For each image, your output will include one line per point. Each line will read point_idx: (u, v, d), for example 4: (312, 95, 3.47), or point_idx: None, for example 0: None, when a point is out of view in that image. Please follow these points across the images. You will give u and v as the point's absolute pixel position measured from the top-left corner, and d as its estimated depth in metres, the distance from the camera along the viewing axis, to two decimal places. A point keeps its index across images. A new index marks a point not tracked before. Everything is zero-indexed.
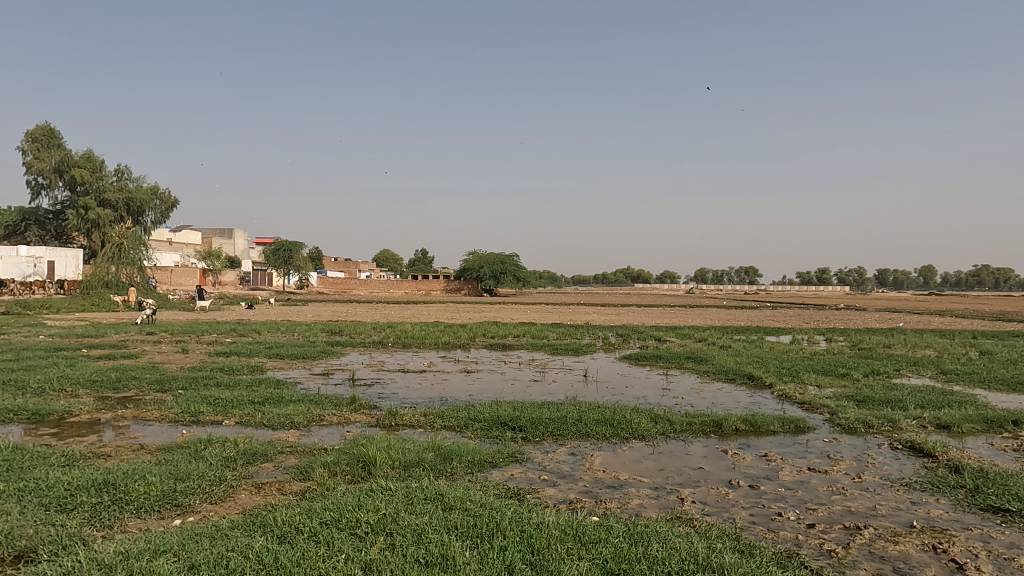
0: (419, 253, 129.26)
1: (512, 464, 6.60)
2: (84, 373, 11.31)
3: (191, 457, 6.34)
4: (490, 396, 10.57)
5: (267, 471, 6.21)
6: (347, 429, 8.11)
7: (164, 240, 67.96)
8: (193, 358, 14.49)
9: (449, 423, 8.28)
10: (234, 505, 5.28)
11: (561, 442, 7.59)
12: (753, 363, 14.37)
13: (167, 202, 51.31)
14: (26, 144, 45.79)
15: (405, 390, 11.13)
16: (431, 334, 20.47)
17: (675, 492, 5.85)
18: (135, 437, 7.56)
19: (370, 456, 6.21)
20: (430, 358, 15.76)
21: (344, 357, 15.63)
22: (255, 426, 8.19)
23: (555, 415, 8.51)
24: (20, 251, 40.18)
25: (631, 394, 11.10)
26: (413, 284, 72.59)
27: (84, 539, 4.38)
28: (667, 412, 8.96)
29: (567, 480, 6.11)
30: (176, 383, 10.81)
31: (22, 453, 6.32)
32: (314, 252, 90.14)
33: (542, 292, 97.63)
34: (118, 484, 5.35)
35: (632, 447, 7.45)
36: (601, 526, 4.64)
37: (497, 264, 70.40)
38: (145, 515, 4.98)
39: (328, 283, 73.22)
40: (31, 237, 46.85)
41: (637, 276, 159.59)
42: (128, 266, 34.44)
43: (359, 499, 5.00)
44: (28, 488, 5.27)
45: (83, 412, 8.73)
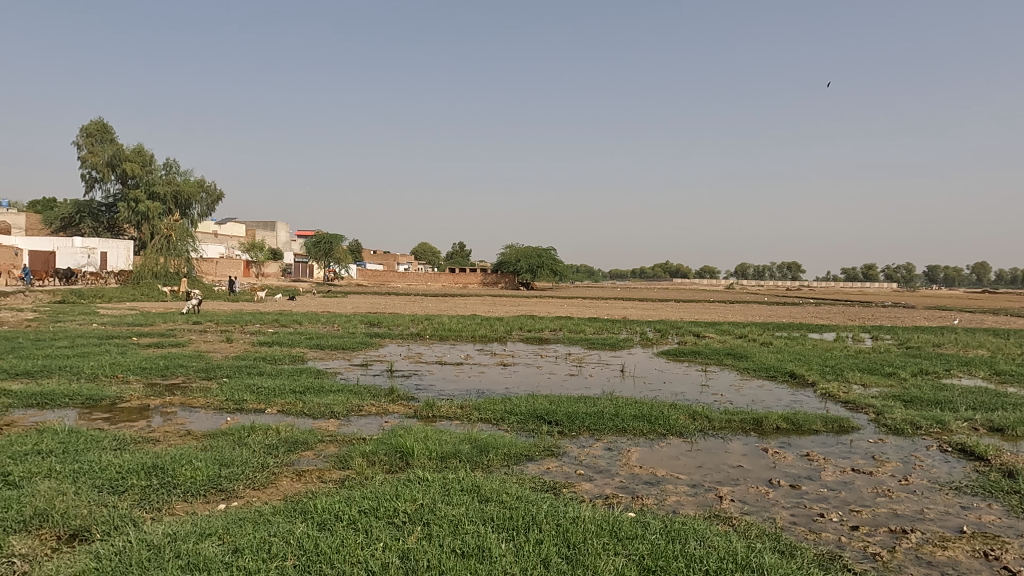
0: (456, 246, 130.25)
1: (549, 458, 6.60)
2: (134, 360, 11.74)
3: (236, 444, 6.52)
4: (526, 390, 10.58)
5: (307, 459, 6.35)
6: (385, 419, 8.24)
7: (210, 232, 69.78)
8: (237, 347, 14.88)
9: (485, 415, 8.33)
10: (276, 492, 5.41)
11: (597, 437, 7.57)
12: (796, 360, 14.06)
13: (213, 195, 52.19)
14: (80, 139, 46.86)
15: (441, 382, 11.21)
16: (468, 327, 20.61)
17: (714, 490, 5.77)
18: (182, 422, 7.83)
19: (408, 446, 6.28)
20: (467, 351, 15.87)
21: (382, 349, 15.88)
22: (296, 415, 8.36)
23: (592, 409, 8.46)
24: (74, 241, 41.76)
25: (669, 390, 11.01)
26: (450, 278, 72.90)
27: (135, 521, 4.55)
28: (706, 408, 8.83)
29: (604, 475, 6.09)
30: (221, 370, 11.15)
31: (76, 436, 6.58)
32: (354, 245, 91.52)
33: (579, 285, 96.92)
34: (166, 467, 5.54)
35: (669, 444, 7.37)
36: (637, 522, 4.61)
37: (535, 258, 69.94)
38: (191, 499, 5.13)
39: (368, 275, 74.34)
40: (85, 229, 48.84)
41: (675, 270, 157.12)
42: (176, 258, 35.32)
43: (397, 489, 5.06)
44: (82, 469, 5.49)
45: (134, 397, 9.06)
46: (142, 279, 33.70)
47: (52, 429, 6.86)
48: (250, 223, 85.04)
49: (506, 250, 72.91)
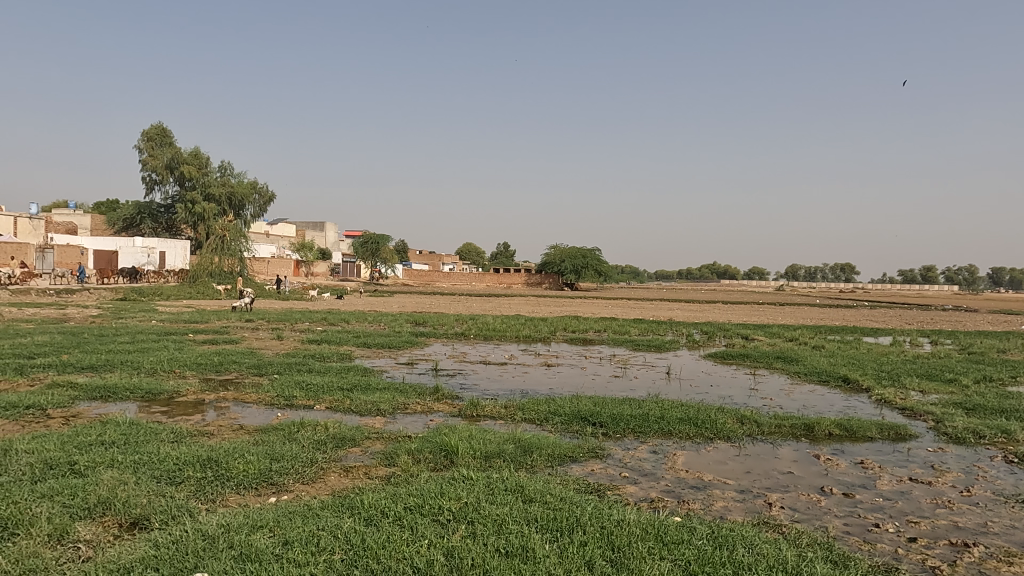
0: (500, 247, 130.73)
1: (593, 459, 6.56)
2: (190, 356, 12.14)
3: (286, 439, 6.69)
4: (570, 391, 10.57)
5: (354, 455, 6.46)
6: (430, 418, 8.32)
7: (262, 232, 71.74)
8: (287, 345, 15.28)
9: (529, 416, 8.33)
10: (324, 487, 5.52)
11: (642, 439, 7.49)
12: (849, 365, 13.64)
13: (265, 197, 53.46)
14: (141, 142, 48.74)
15: (486, 382, 11.27)
16: (512, 327, 20.65)
17: (763, 496, 5.64)
18: (235, 417, 8.07)
19: (453, 445, 6.33)
20: (511, 351, 15.93)
21: (428, 348, 16.06)
22: (344, 411, 8.53)
23: (637, 412, 8.36)
24: (135, 241, 43.48)
25: (716, 393, 10.82)
26: (494, 278, 73.22)
27: (190, 511, 4.71)
28: (754, 413, 8.63)
29: (649, 478, 6.02)
30: (272, 367, 11.45)
31: (137, 428, 6.85)
32: (400, 245, 92.84)
33: (624, 286, 96.01)
34: (220, 460, 5.72)
35: (717, 448, 7.24)
36: (683, 527, 4.54)
37: (580, 258, 69.62)
38: (244, 491, 5.28)
39: (414, 275, 75.31)
40: (146, 229, 50.85)
41: (722, 272, 154.37)
42: (230, 257, 36.43)
43: (441, 487, 5.10)
44: (142, 460, 5.71)
45: (190, 392, 9.37)
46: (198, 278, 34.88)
47: (115, 420, 7.16)
48: (300, 223, 87.00)
49: (550, 251, 72.82)
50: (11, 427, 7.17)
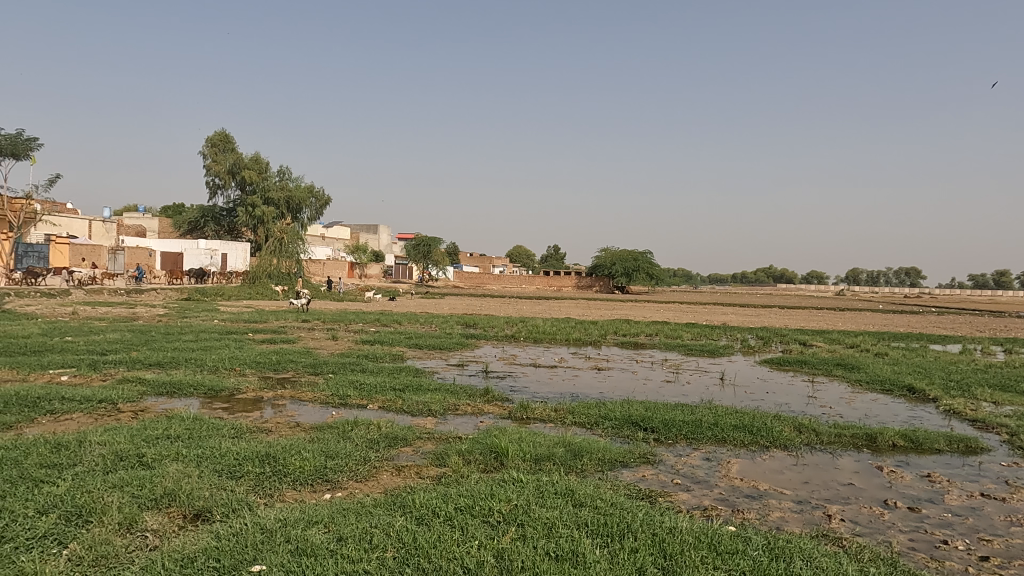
0: (551, 250, 130.55)
1: (644, 465, 6.48)
2: (250, 354, 12.54)
3: (340, 437, 6.84)
4: (621, 395, 10.46)
5: (406, 455, 6.55)
6: (481, 419, 8.37)
7: (318, 235, 73.61)
8: (342, 345, 15.63)
9: (580, 420, 8.28)
10: (377, 485, 5.61)
11: (694, 446, 7.35)
12: (914, 373, 13.06)
13: (321, 201, 54.65)
14: (206, 148, 50.51)
15: (536, 384, 11.28)
16: (562, 330, 20.58)
17: (821, 507, 5.46)
18: (291, 415, 8.29)
19: (503, 447, 6.35)
20: (561, 354, 15.87)
21: (478, 350, 16.15)
22: (396, 411, 8.66)
23: (690, 418, 8.21)
24: (199, 243, 45.21)
25: (772, 400, 10.52)
26: (544, 280, 73.15)
27: (250, 505, 4.86)
28: (812, 421, 8.37)
29: (702, 486, 5.90)
30: (328, 367, 11.72)
31: (200, 423, 7.13)
32: (451, 247, 93.83)
33: (676, 290, 94.49)
34: (277, 457, 5.89)
35: (773, 456, 7.05)
36: (737, 537, 4.43)
37: (631, 261, 68.88)
38: (300, 487, 5.43)
39: (465, 277, 75.99)
40: (209, 231, 52.80)
41: (779, 276, 150.29)
42: (288, 259, 37.48)
43: (491, 489, 5.13)
44: (204, 454, 5.93)
45: (249, 390, 9.68)
46: (258, 280, 36.04)
47: (179, 415, 7.47)
48: (354, 225, 88.78)
49: (601, 253, 72.25)
50: (85, 420, 7.56)
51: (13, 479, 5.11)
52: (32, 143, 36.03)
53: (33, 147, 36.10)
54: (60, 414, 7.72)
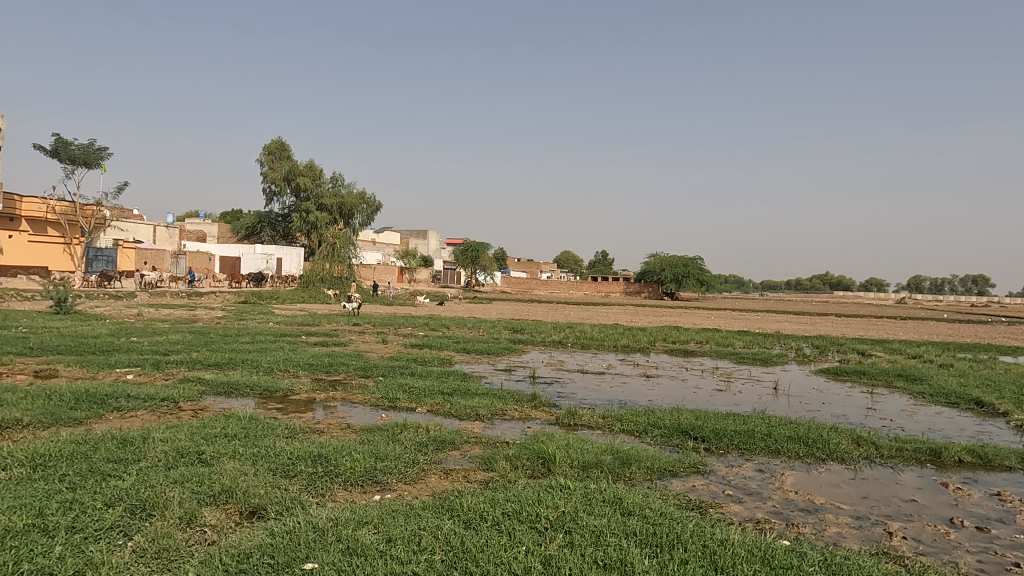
0: (599, 255, 129.80)
1: (694, 475, 6.36)
2: (303, 357, 12.87)
3: (390, 439, 6.94)
4: (670, 403, 10.31)
5: (454, 458, 6.60)
6: (528, 425, 8.37)
7: (369, 239, 75.05)
8: (392, 348, 15.90)
9: (628, 427, 8.19)
10: (426, 488, 5.68)
11: (747, 457, 7.18)
12: (983, 386, 12.43)
13: (372, 207, 55.69)
14: (263, 156, 52.08)
15: (583, 391, 11.22)
16: (610, 336, 20.42)
17: (882, 524, 5.25)
18: (343, 416, 8.46)
19: (550, 453, 6.33)
20: (609, 360, 15.73)
21: (526, 355, 16.15)
22: (444, 415, 8.74)
23: (741, 428, 8.02)
24: (256, 248, 46.65)
25: (829, 412, 10.17)
26: (592, 285, 72.76)
27: (302, 504, 4.98)
28: (871, 434, 8.07)
29: (754, 498, 5.75)
30: (377, 369, 11.93)
31: (256, 423, 7.34)
32: (499, 253, 94.34)
33: (727, 296, 92.71)
34: (329, 457, 6.02)
35: (829, 469, 6.83)
36: (792, 551, 4.31)
37: (681, 267, 67.83)
38: (350, 488, 5.53)
39: (513, 283, 76.23)
40: (265, 236, 54.48)
41: (836, 283, 145.95)
42: (340, 264, 38.32)
43: (539, 495, 5.11)
44: (259, 453, 6.10)
45: (302, 391, 9.92)
46: (311, 284, 36.94)
47: (236, 415, 7.70)
48: (403, 230, 90.11)
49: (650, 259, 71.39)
50: (149, 417, 7.90)
51: (83, 472, 5.36)
52: (104, 152, 37.82)
53: (104, 156, 37.90)
54: (126, 411, 8.08)
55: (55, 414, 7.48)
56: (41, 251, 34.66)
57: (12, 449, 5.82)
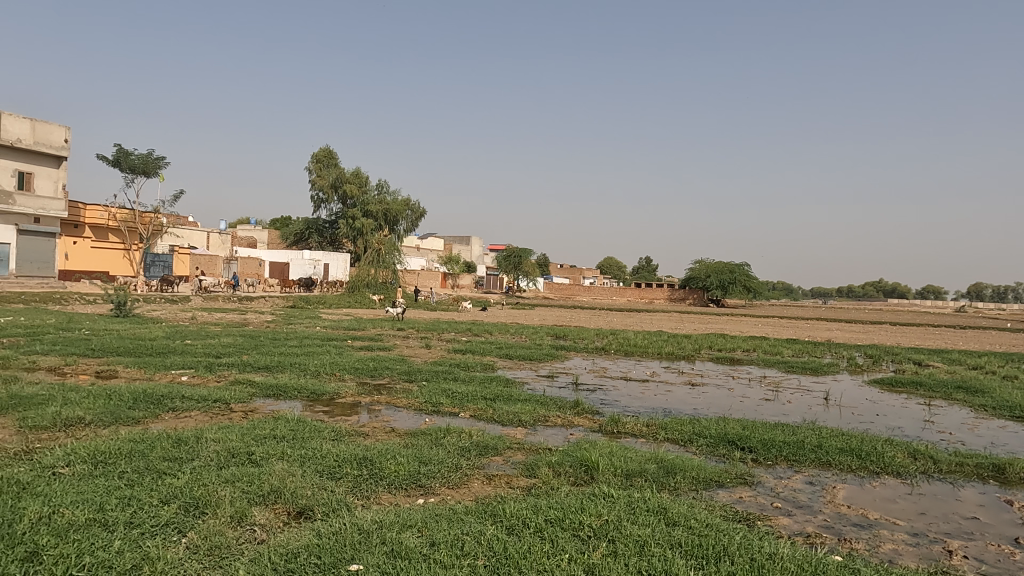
0: (643, 261, 128.55)
1: (741, 486, 6.22)
2: (349, 361, 13.08)
3: (433, 444, 7.00)
4: (716, 412, 10.11)
5: (497, 464, 6.61)
6: (570, 431, 8.33)
7: (413, 245, 76.00)
8: (435, 353, 16.06)
9: (673, 436, 8.07)
10: (469, 493, 5.70)
11: (796, 468, 6.99)
12: None
13: (417, 213, 56.43)
14: (311, 164, 53.28)
15: (627, 398, 11.09)
16: (654, 343, 20.16)
17: (941, 542, 5.04)
18: (387, 420, 8.57)
19: (594, 461, 6.28)
20: (653, 368, 15.53)
21: (568, 361, 16.09)
22: (487, 420, 8.76)
23: (791, 438, 7.82)
24: (304, 254, 47.71)
25: (884, 424, 9.82)
26: (636, 292, 72.04)
27: (348, 506, 5.06)
28: (929, 447, 7.76)
29: (804, 511, 5.59)
30: (421, 374, 12.05)
31: (303, 425, 7.50)
32: (542, 259, 94.39)
33: (775, 304, 90.61)
34: (374, 460, 6.10)
35: (884, 484, 6.59)
36: (844, 567, 4.18)
37: (727, 273, 66.62)
38: (395, 491, 5.59)
39: (555, 289, 76.11)
40: (313, 243, 55.71)
41: (889, 291, 141.48)
42: (385, 269, 38.90)
43: (582, 502, 5.08)
44: (307, 454, 6.24)
45: (348, 394, 10.09)
46: (357, 289, 37.57)
47: (285, 417, 7.89)
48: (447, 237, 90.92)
49: (695, 265, 70.31)
50: (203, 417, 8.16)
51: (140, 469, 5.57)
52: (162, 162, 39.34)
53: (162, 165, 39.40)
54: (180, 411, 8.35)
55: (114, 412, 7.79)
56: (102, 257, 36.23)
57: (75, 446, 6.08)
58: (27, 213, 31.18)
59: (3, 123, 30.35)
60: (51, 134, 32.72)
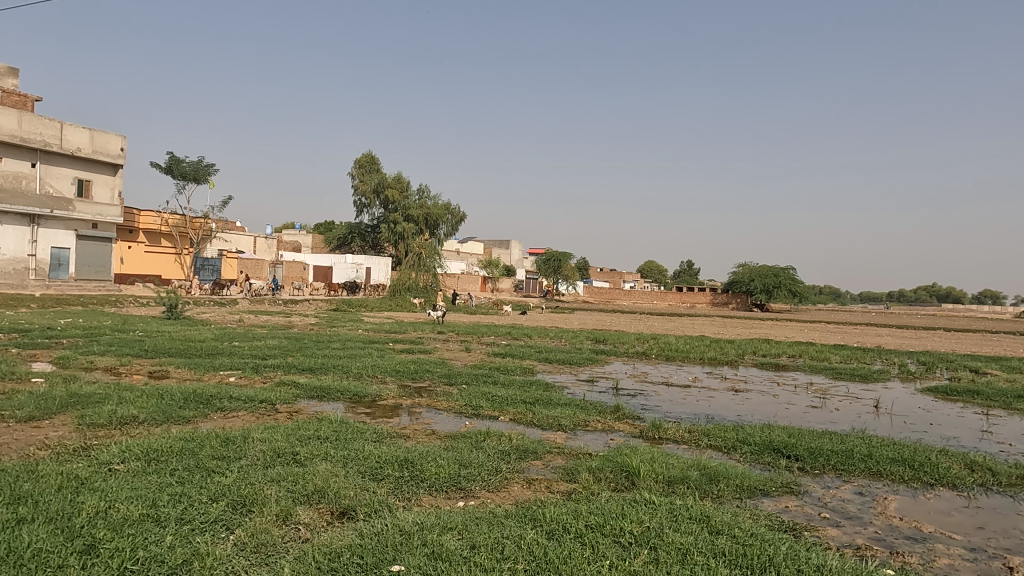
0: (685, 265, 126.87)
1: (787, 495, 6.07)
2: (391, 363, 13.24)
3: (473, 447, 7.02)
4: (760, 419, 9.90)
5: (537, 468, 6.60)
6: (611, 437, 8.26)
7: (453, 249, 76.57)
8: (475, 357, 16.15)
9: (716, 443, 7.94)
10: (509, 496, 5.71)
11: (845, 478, 6.80)
12: None
13: (457, 217, 56.88)
14: (354, 170, 54.17)
15: (668, 404, 10.95)
16: (696, 348, 19.85)
17: (1001, 558, 4.82)
18: (428, 423, 8.64)
19: (635, 466, 6.21)
20: (695, 373, 15.29)
21: (608, 366, 15.97)
22: (527, 424, 8.76)
23: (839, 447, 7.61)
24: (346, 258, 48.51)
25: (938, 433, 9.47)
26: (677, 296, 71.10)
27: (389, 507, 5.11)
28: (987, 459, 7.45)
29: (853, 522, 5.43)
30: (461, 377, 12.12)
31: (346, 426, 7.62)
32: (581, 263, 94.02)
33: (821, 308, 88.32)
34: (415, 462, 6.16)
35: (939, 496, 6.35)
36: None
37: (771, 277, 65.29)
38: (435, 493, 5.63)
39: (595, 293, 75.70)
40: (355, 247, 56.63)
41: (943, 295, 136.48)
42: (425, 273, 39.28)
43: (623, 509, 5.03)
44: (350, 455, 6.34)
45: (390, 397, 10.21)
46: (398, 293, 38.03)
47: (328, 418, 8.03)
48: (487, 241, 91.33)
49: (739, 269, 69.03)
50: (250, 418, 8.36)
51: (191, 467, 5.74)
52: (211, 169, 40.54)
53: (211, 172, 40.60)
54: (228, 411, 8.58)
55: (166, 412, 8.04)
56: (155, 261, 37.49)
57: (129, 444, 6.29)
58: (86, 219, 32.35)
59: (64, 132, 31.70)
60: (108, 143, 33.96)
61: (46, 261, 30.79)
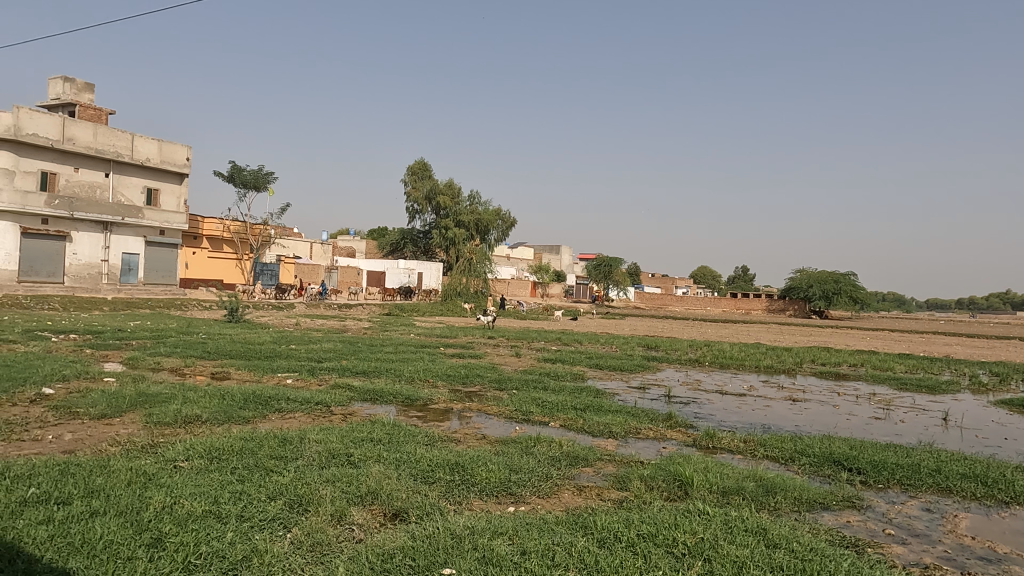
0: (740, 271, 124.18)
1: (848, 510, 5.85)
2: (442, 367, 13.38)
3: (523, 452, 7.03)
4: (820, 430, 9.58)
5: (587, 475, 6.55)
6: (663, 445, 8.14)
7: (504, 255, 76.90)
8: (525, 362, 16.17)
9: (773, 453, 7.72)
10: (559, 503, 5.68)
11: (910, 493, 6.51)
12: None
13: (507, 223, 57.18)
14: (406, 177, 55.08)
15: (722, 412, 10.72)
16: (751, 356, 19.37)
17: None
18: (478, 427, 8.69)
19: (688, 476, 6.09)
20: (751, 381, 14.92)
21: (660, 373, 15.75)
22: (577, 430, 8.70)
23: (905, 461, 7.29)
24: (399, 263, 49.27)
25: (1013, 448, 8.97)
26: (731, 302, 69.62)
27: (440, 510, 5.15)
28: None
29: (920, 540, 5.19)
30: (512, 382, 12.14)
31: (398, 429, 7.72)
32: (633, 268, 93.12)
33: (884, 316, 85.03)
34: (465, 466, 6.19)
35: (1015, 515, 6.01)
36: None
37: (830, 283, 63.53)
38: (485, 498, 5.65)
39: (646, 299, 74.80)
40: (408, 252, 57.50)
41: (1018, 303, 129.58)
42: (476, 279, 39.58)
43: (676, 519, 4.94)
44: (402, 458, 6.42)
45: (441, 401, 10.31)
46: (449, 297, 38.39)
47: (381, 420, 8.16)
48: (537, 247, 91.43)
49: (796, 275, 67.25)
50: (305, 419, 8.57)
51: (250, 466, 5.92)
52: (270, 177, 41.90)
53: (270, 181, 41.94)
54: (285, 412, 8.83)
55: (227, 412, 8.32)
56: (217, 266, 38.91)
57: (192, 442, 6.53)
58: (154, 226, 33.75)
59: (134, 144, 33.30)
60: (175, 153, 35.51)
61: (118, 266, 32.35)
